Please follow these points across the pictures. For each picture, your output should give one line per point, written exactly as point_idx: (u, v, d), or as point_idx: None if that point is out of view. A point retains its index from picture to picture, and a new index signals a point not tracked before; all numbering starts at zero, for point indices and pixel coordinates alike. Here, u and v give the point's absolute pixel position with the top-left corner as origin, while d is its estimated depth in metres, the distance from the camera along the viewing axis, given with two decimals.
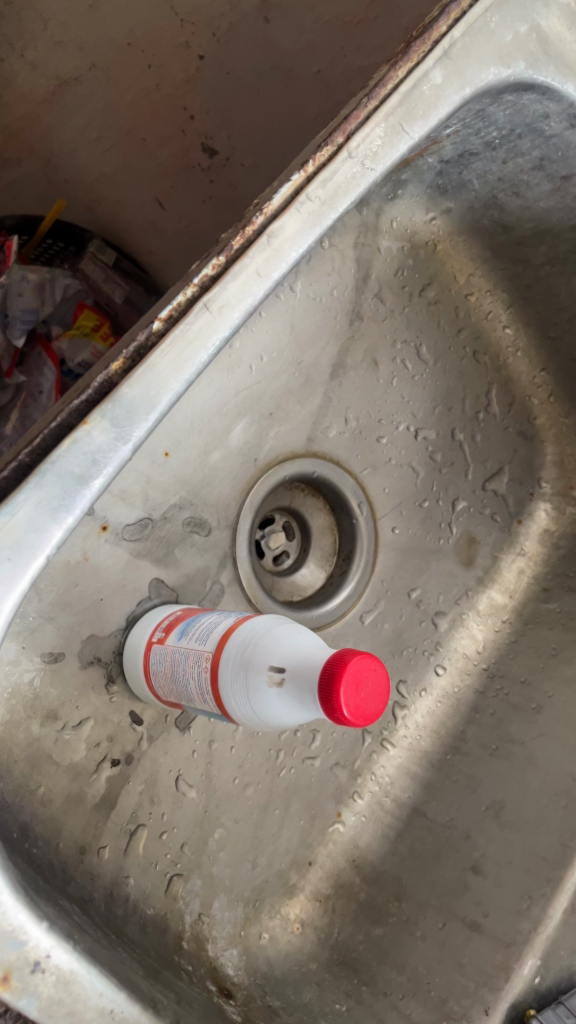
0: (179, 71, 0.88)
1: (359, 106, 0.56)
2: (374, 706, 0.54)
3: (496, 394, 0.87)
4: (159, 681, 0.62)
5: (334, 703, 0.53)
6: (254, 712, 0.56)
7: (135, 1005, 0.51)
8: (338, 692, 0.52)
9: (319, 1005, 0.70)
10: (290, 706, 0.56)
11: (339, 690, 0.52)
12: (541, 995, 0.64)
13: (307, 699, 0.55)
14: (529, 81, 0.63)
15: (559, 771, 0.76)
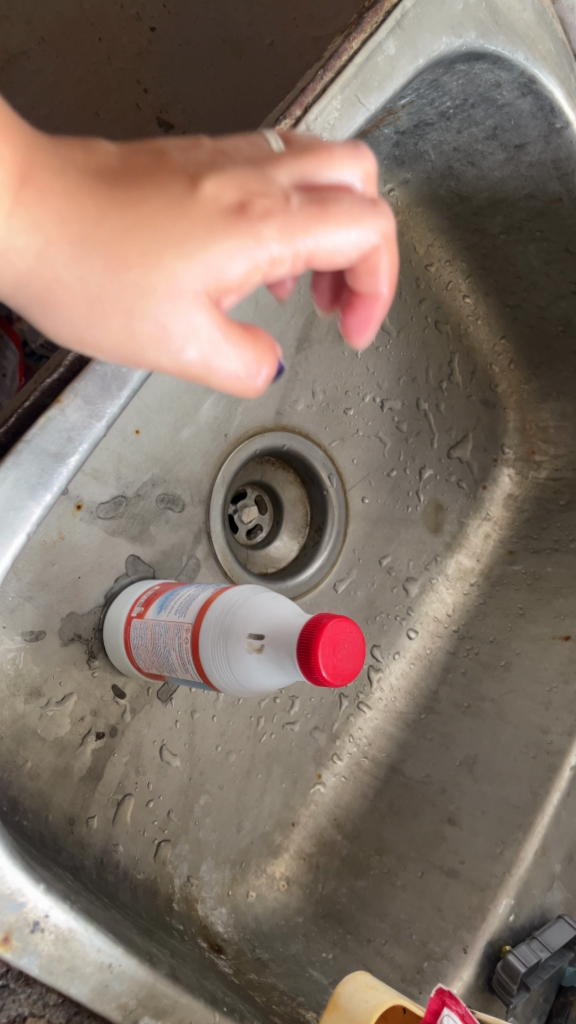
0: (129, 43, 0.91)
1: (316, 79, 0.57)
2: (351, 666, 0.56)
3: (458, 362, 0.88)
4: (140, 652, 0.63)
5: (312, 665, 0.54)
6: (236, 678, 0.58)
7: (132, 958, 0.53)
8: (316, 653, 0.54)
9: (307, 955, 0.72)
10: (272, 670, 0.59)
11: (317, 651, 0.54)
12: (515, 932, 0.67)
13: (287, 661, 0.57)
14: (481, 50, 0.64)
15: (528, 723, 0.78)
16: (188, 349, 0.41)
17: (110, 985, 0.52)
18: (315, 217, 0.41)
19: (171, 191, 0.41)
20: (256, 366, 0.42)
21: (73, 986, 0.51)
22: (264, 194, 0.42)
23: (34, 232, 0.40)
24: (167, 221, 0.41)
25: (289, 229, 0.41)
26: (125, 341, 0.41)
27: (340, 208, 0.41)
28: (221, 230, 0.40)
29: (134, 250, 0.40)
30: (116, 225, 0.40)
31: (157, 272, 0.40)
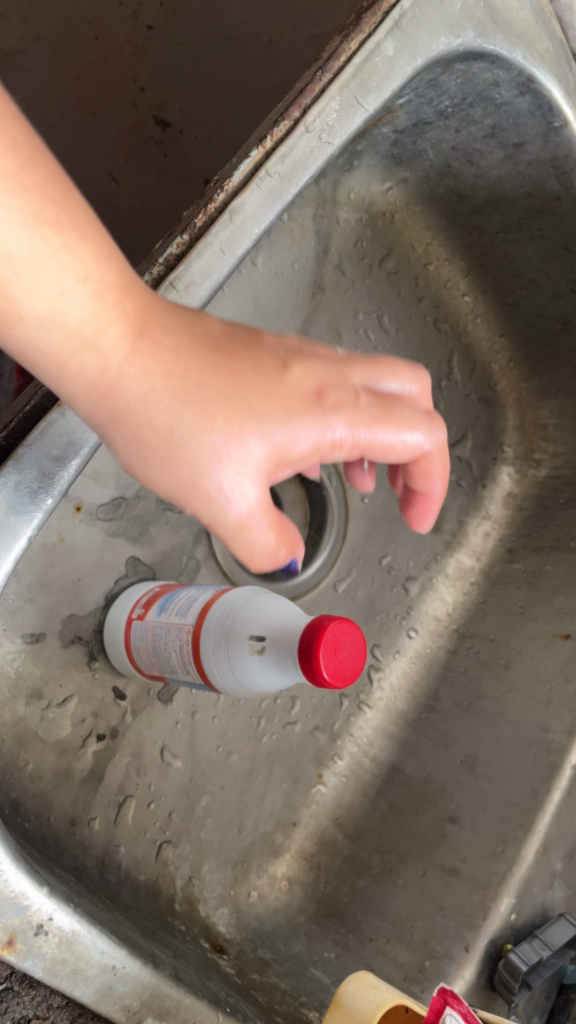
0: (126, 42, 0.91)
1: (314, 79, 0.57)
2: (352, 666, 0.55)
3: (458, 361, 0.88)
4: (141, 653, 0.64)
5: (312, 664, 0.54)
6: (237, 680, 0.58)
7: (135, 961, 0.53)
8: (318, 653, 0.54)
9: (309, 954, 0.72)
10: (273, 672, 0.58)
11: (318, 652, 0.54)
12: (516, 931, 0.67)
13: (288, 663, 0.57)
14: (479, 50, 0.64)
15: (529, 722, 0.78)
16: (237, 513, 0.46)
17: (113, 987, 0.52)
18: (378, 419, 0.48)
19: (264, 370, 0.47)
20: (282, 541, 0.48)
21: (77, 988, 0.51)
22: (344, 389, 0.49)
23: (141, 379, 0.44)
24: (256, 399, 0.46)
25: (356, 426, 0.48)
26: (190, 491, 0.46)
27: (400, 419, 0.49)
28: (300, 415, 0.47)
29: (224, 417, 0.46)
30: (212, 391, 0.46)
31: (239, 443, 0.46)
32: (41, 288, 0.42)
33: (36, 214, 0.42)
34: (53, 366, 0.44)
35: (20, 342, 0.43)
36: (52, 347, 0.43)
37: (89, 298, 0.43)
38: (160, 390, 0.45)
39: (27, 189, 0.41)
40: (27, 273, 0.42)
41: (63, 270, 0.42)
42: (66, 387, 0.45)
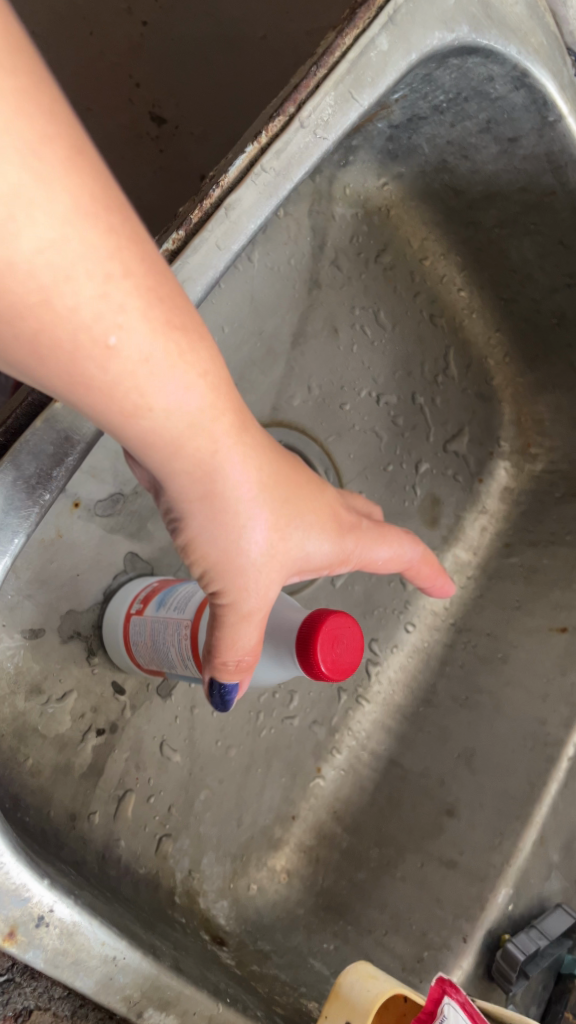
0: (122, 39, 0.90)
1: (309, 75, 0.57)
2: (350, 659, 0.56)
3: (454, 356, 0.89)
4: (139, 648, 0.64)
5: (310, 657, 0.55)
6: None
7: (135, 952, 0.53)
8: (315, 647, 0.54)
9: (308, 946, 0.72)
10: (270, 666, 0.60)
11: (316, 646, 0.55)
12: (513, 922, 0.67)
13: (285, 657, 0.58)
14: (473, 44, 0.64)
15: (527, 715, 0.78)
16: (266, 603, 0.52)
17: (114, 977, 0.52)
18: (377, 538, 0.59)
19: (307, 482, 0.54)
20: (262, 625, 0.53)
21: (78, 979, 0.51)
22: (346, 511, 0.57)
23: (229, 475, 0.48)
24: (302, 512, 0.53)
25: (353, 543, 0.57)
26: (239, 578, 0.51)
27: (390, 539, 0.60)
28: (324, 527, 0.55)
29: (281, 519, 0.52)
30: (278, 492, 0.51)
31: (287, 543, 0.52)
32: (169, 387, 0.44)
33: (169, 322, 0.43)
34: (159, 451, 0.46)
35: (138, 427, 0.45)
36: (166, 437, 0.45)
37: (206, 402, 0.46)
38: (245, 487, 0.49)
39: (161, 299, 0.43)
40: (160, 376, 0.43)
41: (188, 374, 0.44)
42: (164, 469, 0.47)
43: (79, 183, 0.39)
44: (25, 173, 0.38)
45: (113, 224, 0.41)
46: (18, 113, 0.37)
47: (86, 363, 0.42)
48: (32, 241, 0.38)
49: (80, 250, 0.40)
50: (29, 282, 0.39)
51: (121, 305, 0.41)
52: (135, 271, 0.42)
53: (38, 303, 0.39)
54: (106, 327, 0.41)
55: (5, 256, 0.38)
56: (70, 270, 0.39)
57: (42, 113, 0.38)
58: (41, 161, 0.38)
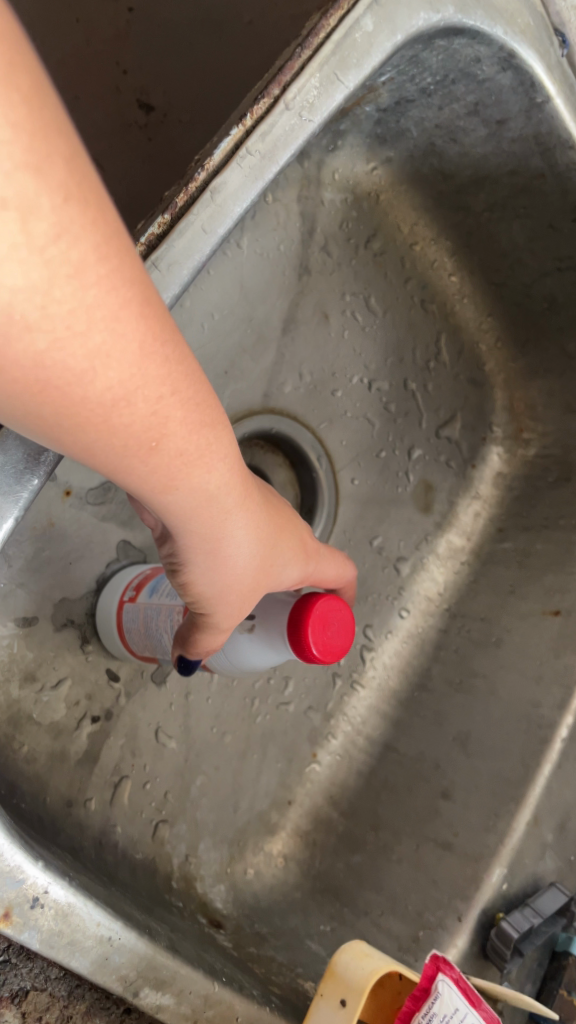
0: (108, 25, 0.91)
1: (294, 57, 0.57)
2: (340, 642, 0.56)
3: (445, 341, 0.89)
4: (133, 635, 0.64)
5: (301, 639, 0.55)
6: (230, 659, 0.60)
7: (131, 932, 0.54)
8: (306, 631, 0.55)
9: (305, 928, 0.73)
10: (262, 651, 0.59)
11: (307, 630, 0.55)
12: (508, 900, 0.68)
13: (277, 640, 0.58)
14: (459, 26, 0.64)
15: (520, 698, 0.78)
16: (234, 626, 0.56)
17: (110, 957, 0.53)
18: (330, 562, 0.62)
19: (289, 519, 0.56)
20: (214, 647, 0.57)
21: (74, 959, 0.51)
22: (311, 536, 0.59)
23: (234, 538, 0.50)
24: (283, 559, 0.56)
25: (316, 564, 0.60)
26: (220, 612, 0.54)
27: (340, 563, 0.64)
28: (298, 555, 0.57)
29: (267, 565, 0.54)
30: (271, 544, 0.54)
31: (269, 580, 0.55)
32: (196, 477, 0.46)
33: (205, 424, 0.45)
34: (178, 520, 0.48)
35: (162, 501, 0.46)
36: (186, 510, 0.47)
37: (225, 484, 0.48)
38: (248, 548, 0.52)
39: (202, 412, 0.44)
40: (190, 469, 0.45)
41: (213, 467, 0.46)
42: (178, 531, 0.49)
43: (149, 329, 0.40)
44: (102, 332, 0.39)
45: (170, 351, 0.42)
46: (105, 282, 0.38)
47: (131, 462, 0.43)
48: (101, 381, 0.40)
49: (140, 383, 0.41)
50: (92, 410, 0.40)
51: (166, 418, 0.43)
52: (184, 390, 0.43)
53: (95, 421, 0.41)
54: (150, 438, 0.43)
55: (78, 392, 0.39)
56: (130, 396, 0.41)
57: (125, 277, 0.39)
58: (118, 321, 0.39)
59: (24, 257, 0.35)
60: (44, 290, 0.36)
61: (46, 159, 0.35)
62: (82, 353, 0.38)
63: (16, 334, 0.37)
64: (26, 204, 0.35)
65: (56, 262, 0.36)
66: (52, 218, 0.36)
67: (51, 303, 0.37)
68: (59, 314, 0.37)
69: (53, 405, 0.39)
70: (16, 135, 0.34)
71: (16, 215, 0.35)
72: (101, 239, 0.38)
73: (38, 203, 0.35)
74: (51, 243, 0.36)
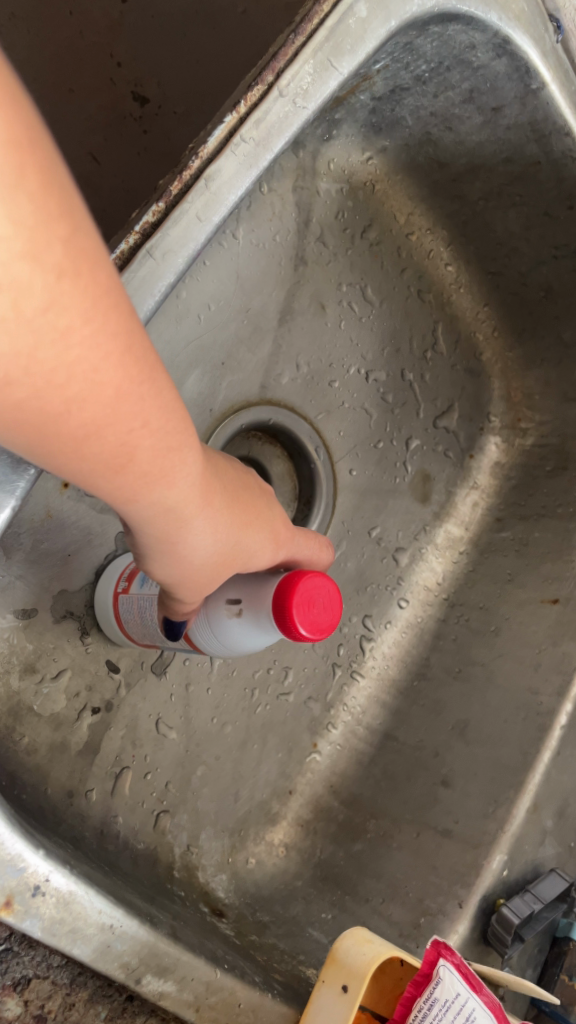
0: (101, 17, 0.90)
1: (287, 44, 0.56)
2: (327, 620, 0.56)
3: (442, 331, 0.89)
4: (131, 623, 0.64)
5: (287, 617, 0.55)
6: (222, 643, 0.60)
7: (133, 920, 0.54)
8: (292, 610, 0.55)
9: (307, 915, 0.73)
10: (251, 633, 0.59)
11: (291, 608, 0.55)
12: (508, 887, 0.68)
13: (265, 620, 0.57)
14: (453, 11, 0.63)
15: (518, 685, 0.78)
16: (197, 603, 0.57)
17: (112, 945, 0.53)
18: (306, 551, 0.63)
19: (259, 508, 0.57)
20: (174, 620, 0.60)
21: (76, 947, 0.52)
22: (280, 519, 0.60)
23: (199, 541, 0.51)
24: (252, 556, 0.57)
25: (286, 547, 0.60)
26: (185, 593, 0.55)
27: (317, 553, 0.64)
28: (267, 539, 0.58)
29: (235, 562, 0.55)
30: (237, 541, 0.54)
31: (238, 567, 0.56)
32: (159, 495, 0.47)
33: (173, 447, 0.46)
34: (140, 526, 0.49)
35: (126, 512, 0.48)
36: (147, 518, 0.48)
37: (189, 500, 0.49)
38: (214, 553, 0.53)
39: (172, 439, 0.45)
40: (154, 486, 0.46)
41: (177, 485, 0.47)
42: (141, 535, 0.50)
43: (126, 373, 0.41)
44: (82, 388, 0.40)
45: (143, 387, 0.43)
46: (88, 340, 0.39)
47: (96, 483, 0.44)
48: (75, 420, 0.41)
49: (111, 419, 0.42)
50: (63, 445, 0.41)
51: (134, 448, 0.44)
52: (155, 422, 0.44)
53: (67, 451, 0.42)
54: (117, 462, 0.44)
55: (52, 434, 0.41)
56: (100, 432, 0.42)
57: (109, 333, 0.40)
58: (98, 375, 0.40)
59: (13, 330, 0.37)
60: (29, 358, 0.38)
61: (42, 243, 0.36)
62: (59, 399, 0.40)
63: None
64: (18, 286, 0.36)
65: (43, 331, 0.38)
66: (43, 295, 0.37)
67: (35, 363, 0.38)
68: (42, 375, 0.39)
69: (26, 436, 0.41)
70: (13, 218, 0.35)
71: (9, 296, 0.36)
72: (88, 305, 0.39)
73: (31, 284, 0.37)
74: (40, 315, 0.37)
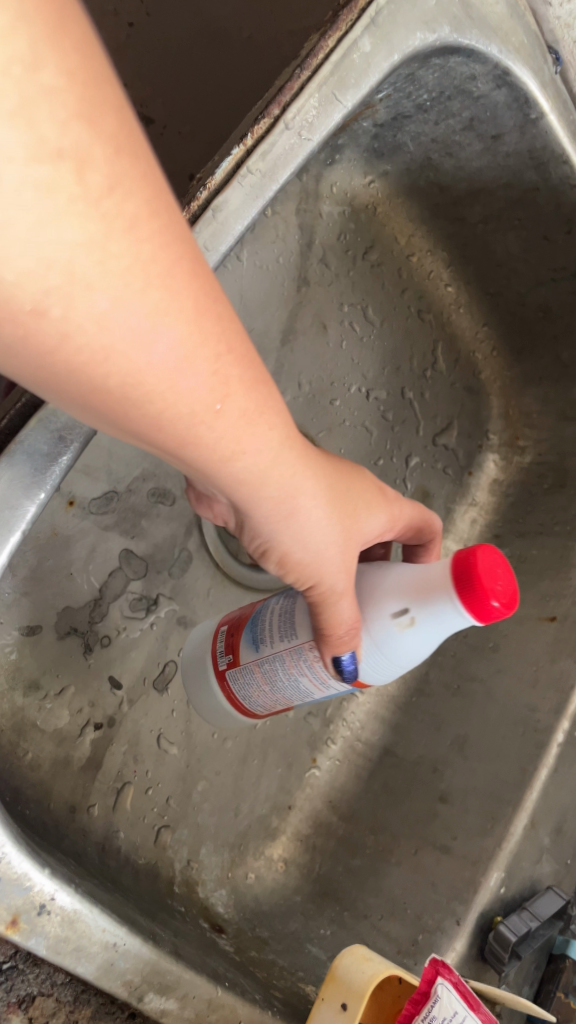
0: (109, 40, 0.93)
1: (293, 77, 0.58)
2: (511, 586, 0.54)
3: (442, 350, 0.90)
4: (252, 693, 0.64)
5: (482, 595, 0.53)
6: (399, 657, 0.57)
7: (136, 937, 0.55)
8: (477, 586, 0.53)
9: (306, 932, 0.73)
10: (428, 634, 0.56)
11: (477, 584, 0.53)
12: (506, 903, 0.68)
13: (443, 615, 0.55)
14: (455, 44, 0.65)
15: (516, 701, 0.79)
16: (350, 606, 0.55)
17: (115, 963, 0.53)
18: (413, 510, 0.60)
19: (351, 469, 0.55)
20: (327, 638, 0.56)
21: (80, 965, 0.52)
22: (400, 509, 0.58)
23: (299, 504, 0.49)
24: (360, 517, 0.54)
25: (393, 508, 0.57)
26: (299, 580, 0.53)
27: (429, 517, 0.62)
28: (371, 500, 0.55)
29: (346, 522, 0.52)
30: (337, 507, 0.51)
31: (351, 533, 0.53)
32: (258, 435, 0.45)
33: (261, 381, 0.44)
34: (245, 489, 0.46)
35: (232, 473, 0.45)
36: (252, 474, 0.46)
37: (284, 441, 0.46)
38: (320, 511, 0.50)
39: (258, 368, 0.44)
40: (254, 425, 0.44)
41: (273, 423, 0.45)
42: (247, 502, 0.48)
43: (201, 284, 0.40)
44: (160, 291, 0.38)
45: (222, 310, 0.41)
46: (158, 236, 0.38)
47: (199, 431, 0.42)
48: (163, 345, 0.39)
49: (200, 342, 0.40)
50: (155, 371, 0.39)
51: (228, 375, 0.42)
52: (239, 346, 0.42)
53: (161, 386, 0.40)
54: (214, 399, 0.42)
55: (141, 361, 0.38)
56: (192, 356, 0.40)
57: (175, 233, 0.39)
58: (174, 278, 0.38)
59: (81, 209, 0.35)
60: (101, 248, 0.36)
61: (97, 108, 0.35)
62: (143, 316, 0.38)
63: (79, 296, 0.36)
64: (81, 155, 0.35)
65: (110, 215, 0.36)
66: (105, 169, 0.35)
67: (110, 257, 0.36)
68: (118, 271, 0.36)
69: (119, 373, 0.38)
70: (67, 82, 0.34)
71: (72, 167, 0.34)
72: (150, 195, 0.37)
73: (92, 153, 0.35)
74: (106, 195, 0.35)
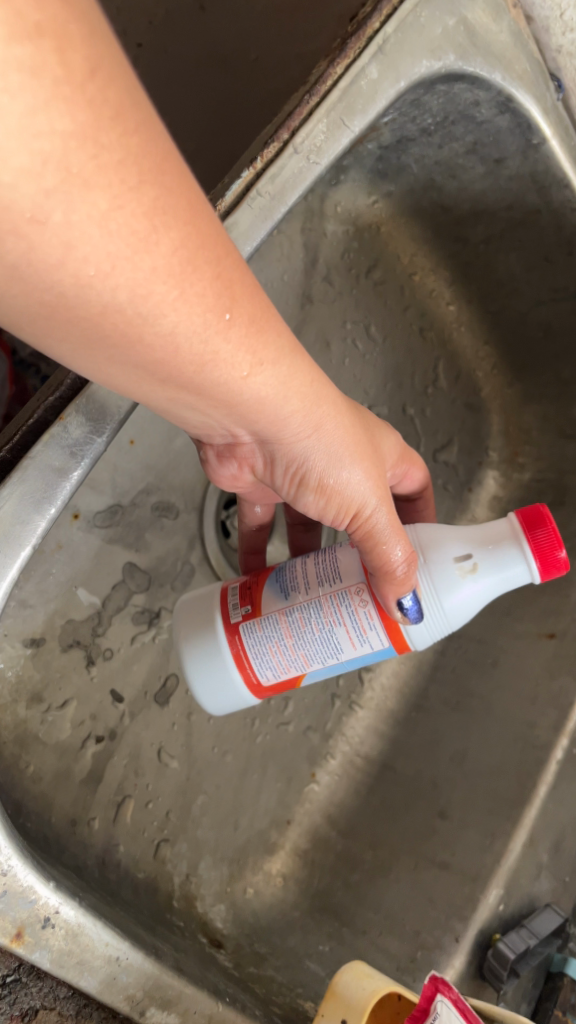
0: None
1: (302, 103, 0.59)
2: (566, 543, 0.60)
3: (443, 368, 0.91)
4: (270, 655, 0.62)
5: (554, 543, 0.58)
6: (461, 607, 0.60)
7: (139, 952, 0.55)
8: (549, 534, 0.59)
9: (304, 947, 0.73)
10: (490, 582, 0.60)
11: (548, 533, 0.59)
12: (505, 921, 0.68)
13: (507, 560, 0.60)
14: (460, 71, 0.66)
15: (516, 718, 0.79)
16: (397, 534, 0.56)
17: (118, 977, 0.54)
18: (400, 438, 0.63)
19: None
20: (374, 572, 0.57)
21: (83, 978, 0.53)
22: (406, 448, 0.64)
23: (315, 419, 0.50)
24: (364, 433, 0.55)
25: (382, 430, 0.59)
26: (334, 505, 0.54)
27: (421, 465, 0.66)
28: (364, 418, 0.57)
29: (357, 436, 0.54)
30: (346, 423, 0.53)
31: (365, 449, 0.54)
32: (267, 340, 0.46)
33: (256, 283, 0.45)
34: (258, 405, 0.48)
35: (251, 389, 0.46)
36: (267, 386, 0.47)
37: (288, 346, 0.47)
38: (332, 425, 0.51)
39: (250, 269, 0.45)
40: (262, 328, 0.45)
41: (275, 326, 0.46)
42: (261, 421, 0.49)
43: (188, 183, 0.41)
44: (155, 189, 0.39)
45: (210, 211, 0.42)
46: (142, 128, 0.38)
47: (214, 341, 0.43)
48: (165, 245, 0.40)
49: (199, 240, 0.41)
50: (163, 278, 0.40)
51: (230, 277, 0.43)
52: (231, 246, 0.43)
53: (171, 293, 0.41)
54: (224, 301, 0.43)
55: (147, 264, 0.39)
56: (195, 256, 0.41)
57: (159, 133, 0.39)
58: (165, 174, 0.39)
59: (68, 97, 0.35)
60: (92, 143, 0.36)
61: None
62: (142, 215, 0.38)
63: (78, 199, 0.37)
64: (60, 37, 0.35)
65: (96, 103, 0.36)
66: (86, 57, 0.36)
67: (101, 151, 0.37)
68: (111, 165, 0.37)
69: (128, 284, 0.39)
70: None
71: (52, 45, 0.35)
72: (131, 89, 0.38)
73: (71, 36, 0.35)
74: (90, 84, 0.36)
